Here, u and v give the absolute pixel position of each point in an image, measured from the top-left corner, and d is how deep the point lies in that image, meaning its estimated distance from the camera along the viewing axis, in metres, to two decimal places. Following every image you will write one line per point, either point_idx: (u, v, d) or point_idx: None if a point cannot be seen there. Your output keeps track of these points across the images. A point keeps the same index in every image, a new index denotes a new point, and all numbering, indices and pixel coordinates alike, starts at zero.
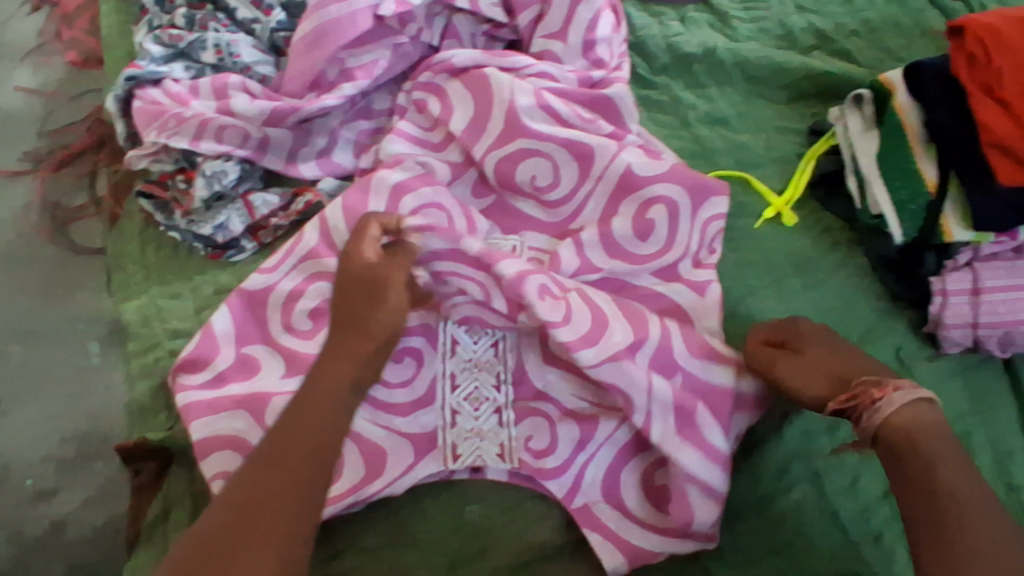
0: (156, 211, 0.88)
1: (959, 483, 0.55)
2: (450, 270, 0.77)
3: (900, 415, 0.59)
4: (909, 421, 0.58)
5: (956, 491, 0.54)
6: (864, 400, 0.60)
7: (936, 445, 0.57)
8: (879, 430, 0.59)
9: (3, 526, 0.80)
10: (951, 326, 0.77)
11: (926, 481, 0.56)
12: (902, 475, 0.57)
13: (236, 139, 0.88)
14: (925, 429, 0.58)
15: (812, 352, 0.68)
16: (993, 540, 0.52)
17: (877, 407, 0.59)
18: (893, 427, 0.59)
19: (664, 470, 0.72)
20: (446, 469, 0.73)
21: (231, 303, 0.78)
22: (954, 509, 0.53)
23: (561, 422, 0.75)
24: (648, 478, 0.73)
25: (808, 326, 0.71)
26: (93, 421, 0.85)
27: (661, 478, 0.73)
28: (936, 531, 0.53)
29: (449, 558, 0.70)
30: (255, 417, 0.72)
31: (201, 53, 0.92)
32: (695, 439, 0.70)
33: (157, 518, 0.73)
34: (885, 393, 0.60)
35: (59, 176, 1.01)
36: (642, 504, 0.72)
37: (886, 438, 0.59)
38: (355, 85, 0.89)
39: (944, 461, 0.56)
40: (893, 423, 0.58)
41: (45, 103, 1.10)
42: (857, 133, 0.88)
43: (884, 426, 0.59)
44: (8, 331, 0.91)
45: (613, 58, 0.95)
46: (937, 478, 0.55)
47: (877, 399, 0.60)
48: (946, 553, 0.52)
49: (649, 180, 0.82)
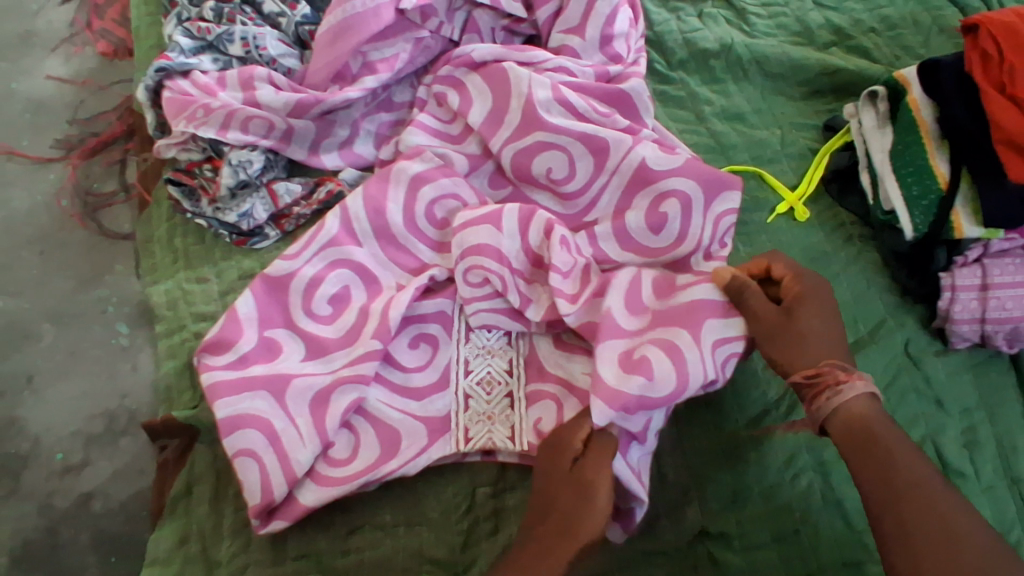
0: (184, 199, 0.91)
1: (916, 471, 0.55)
2: (475, 250, 0.80)
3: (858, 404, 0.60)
4: (863, 412, 0.60)
5: (912, 479, 0.55)
6: (829, 380, 0.62)
7: (891, 436, 0.58)
8: (836, 416, 0.61)
9: (35, 496, 0.84)
10: (960, 322, 0.78)
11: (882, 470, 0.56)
12: (862, 464, 0.58)
13: (262, 129, 0.90)
14: (875, 417, 0.60)
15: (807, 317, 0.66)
16: (949, 514, 0.52)
17: (839, 391, 0.61)
18: (850, 415, 0.60)
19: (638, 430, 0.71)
20: (458, 452, 0.75)
21: (255, 288, 0.80)
22: (910, 492, 0.54)
23: (566, 402, 0.76)
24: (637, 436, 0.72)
25: (806, 279, 0.69)
26: (120, 399, 0.89)
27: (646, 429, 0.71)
28: (895, 514, 0.54)
29: (462, 537, 0.72)
30: (277, 399, 0.74)
31: (228, 45, 0.95)
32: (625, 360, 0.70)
33: (181, 493, 0.76)
34: (850, 378, 0.61)
35: (91, 162, 1.06)
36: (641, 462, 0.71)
37: (847, 425, 0.60)
38: (377, 78, 0.92)
39: (901, 450, 0.57)
40: (851, 411, 0.60)
41: (76, 92, 1.13)
42: (872, 129, 0.89)
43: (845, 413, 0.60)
44: (40, 311, 0.94)
45: (630, 53, 0.97)
46: (896, 466, 0.56)
47: (841, 381, 0.61)
48: (903, 532, 0.52)
49: (664, 173, 0.83)
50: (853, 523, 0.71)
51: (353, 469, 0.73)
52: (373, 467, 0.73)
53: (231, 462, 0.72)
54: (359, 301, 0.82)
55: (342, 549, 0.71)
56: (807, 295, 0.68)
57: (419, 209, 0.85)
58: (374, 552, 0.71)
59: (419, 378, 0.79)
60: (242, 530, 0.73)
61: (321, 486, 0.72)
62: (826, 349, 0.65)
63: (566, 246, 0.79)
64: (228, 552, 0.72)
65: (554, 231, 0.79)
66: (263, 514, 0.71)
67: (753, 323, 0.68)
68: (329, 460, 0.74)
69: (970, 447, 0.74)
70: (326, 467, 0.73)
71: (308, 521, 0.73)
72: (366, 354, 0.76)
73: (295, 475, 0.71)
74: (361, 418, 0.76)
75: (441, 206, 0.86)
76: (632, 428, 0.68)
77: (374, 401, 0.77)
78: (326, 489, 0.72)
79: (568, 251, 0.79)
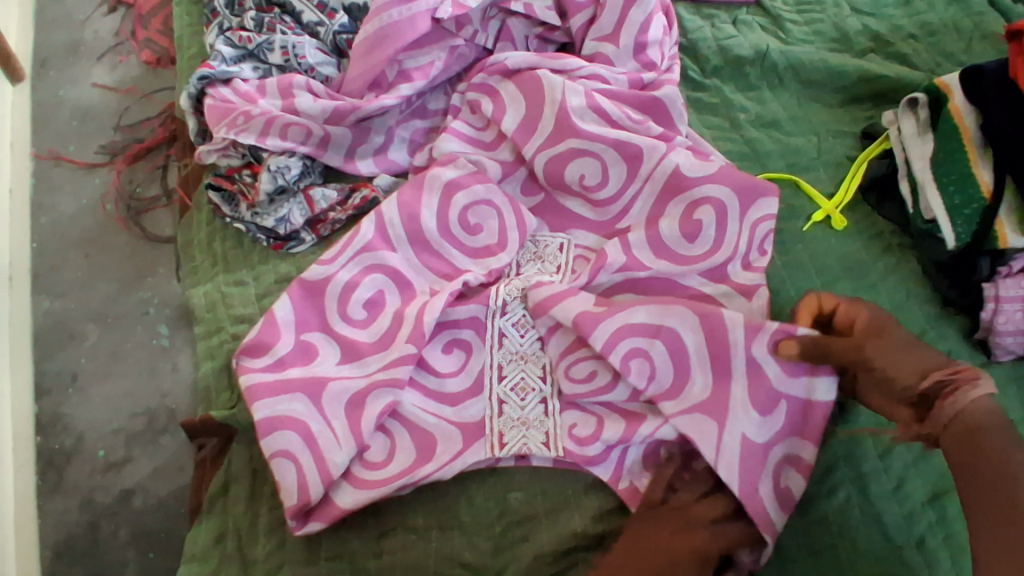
0: (223, 203, 0.93)
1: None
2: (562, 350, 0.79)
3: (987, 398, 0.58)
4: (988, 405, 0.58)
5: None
6: (962, 378, 0.59)
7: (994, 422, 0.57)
8: (964, 410, 0.58)
9: (78, 492, 0.86)
10: (1004, 333, 0.76)
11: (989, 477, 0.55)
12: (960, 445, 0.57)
13: (299, 136, 0.92)
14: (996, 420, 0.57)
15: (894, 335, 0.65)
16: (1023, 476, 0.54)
17: (975, 386, 0.58)
18: (971, 414, 0.58)
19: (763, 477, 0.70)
20: (492, 457, 0.75)
21: (292, 292, 0.82)
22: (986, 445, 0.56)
23: (609, 419, 0.75)
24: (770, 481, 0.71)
25: (869, 310, 0.67)
26: (160, 399, 0.91)
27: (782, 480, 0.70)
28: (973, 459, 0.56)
29: (493, 543, 0.72)
30: (313, 401, 0.75)
31: (268, 54, 0.97)
32: (776, 486, 0.70)
33: (218, 492, 0.77)
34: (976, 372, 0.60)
35: (134, 168, 1.09)
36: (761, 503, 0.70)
37: (966, 417, 0.58)
38: (412, 86, 0.93)
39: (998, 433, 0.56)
40: (976, 410, 0.58)
41: (121, 99, 1.17)
42: (912, 137, 0.87)
43: (973, 404, 0.58)
44: (86, 312, 0.97)
45: (664, 60, 0.96)
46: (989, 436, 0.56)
47: (975, 378, 0.59)
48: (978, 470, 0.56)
49: (698, 181, 0.83)
50: (892, 538, 0.70)
51: (388, 472, 0.74)
52: (409, 471, 0.74)
53: (269, 463, 0.73)
54: (393, 306, 0.83)
55: (375, 552, 0.72)
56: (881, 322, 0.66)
57: (452, 216, 0.86)
58: (406, 555, 0.72)
59: (453, 383, 0.79)
60: (277, 529, 0.74)
61: (357, 489, 0.73)
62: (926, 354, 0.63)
63: (639, 353, 0.75)
64: (264, 551, 0.73)
65: (618, 348, 0.75)
66: (301, 515, 0.72)
67: (846, 353, 0.66)
68: (365, 463, 0.75)
69: None
70: (361, 469, 0.74)
71: (343, 523, 0.74)
72: (402, 359, 0.77)
73: (331, 476, 0.72)
74: (395, 421, 0.77)
75: (474, 213, 0.87)
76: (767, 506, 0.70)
77: (409, 405, 0.77)
78: (362, 491, 0.73)
79: (641, 359, 0.75)
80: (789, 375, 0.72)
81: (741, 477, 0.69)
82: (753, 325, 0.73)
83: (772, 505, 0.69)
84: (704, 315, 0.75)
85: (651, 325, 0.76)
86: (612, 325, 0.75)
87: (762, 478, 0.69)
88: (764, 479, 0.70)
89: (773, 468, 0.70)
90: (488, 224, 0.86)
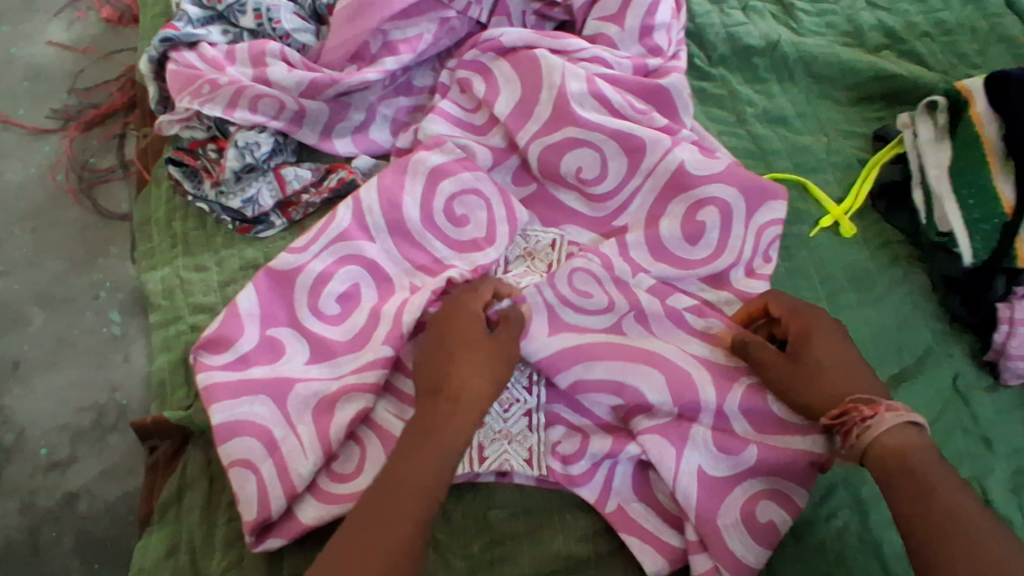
0: (186, 180, 0.85)
1: (986, 525, 0.50)
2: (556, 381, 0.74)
3: (888, 437, 0.56)
4: (902, 445, 0.56)
5: (987, 532, 0.49)
6: (854, 419, 0.58)
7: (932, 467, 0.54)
8: (867, 451, 0.57)
9: (16, 493, 0.78)
10: (1015, 357, 0.72)
11: (943, 508, 0.51)
12: (909, 492, 0.53)
13: (271, 109, 0.84)
14: (914, 445, 0.56)
15: (811, 355, 0.63)
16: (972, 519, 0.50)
17: (867, 427, 0.57)
18: (878, 450, 0.56)
19: (766, 505, 0.66)
20: (471, 471, 0.69)
21: (258, 281, 0.75)
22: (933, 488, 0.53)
23: (595, 435, 0.70)
24: (751, 514, 0.66)
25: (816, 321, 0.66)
26: (111, 393, 0.83)
27: (765, 514, 0.66)
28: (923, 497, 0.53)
29: (469, 564, 0.67)
30: (278, 404, 0.69)
31: (239, 16, 0.89)
32: (750, 520, 0.66)
33: (172, 498, 0.71)
34: (877, 411, 0.57)
35: (89, 136, 1.00)
36: (745, 544, 0.65)
37: (878, 456, 0.56)
38: (398, 60, 0.85)
39: (943, 479, 0.53)
40: (883, 443, 0.56)
41: (77, 59, 1.07)
42: (928, 143, 0.82)
43: (874, 445, 0.56)
44: (31, 293, 0.89)
45: (671, 45, 0.90)
46: (939, 491, 0.52)
47: (868, 417, 0.57)
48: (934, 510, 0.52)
49: (704, 179, 0.78)
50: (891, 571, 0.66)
51: (357, 486, 0.68)
52: None
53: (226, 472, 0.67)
54: (369, 302, 0.76)
55: None
56: (810, 330, 0.65)
57: (437, 205, 0.80)
58: None
59: None
60: (235, 543, 0.68)
61: (323, 503, 0.67)
62: (840, 381, 0.62)
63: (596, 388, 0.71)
64: (219, 567, 0.67)
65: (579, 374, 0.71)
66: (258, 530, 0.66)
67: (758, 360, 0.66)
68: (332, 475, 0.69)
69: (1019, 493, 0.69)
70: (328, 482, 0.68)
71: (306, 539, 0.68)
72: (375, 361, 0.71)
73: (295, 489, 0.66)
74: (366, 428, 0.71)
75: (461, 203, 0.80)
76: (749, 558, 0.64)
77: (383, 411, 0.71)
78: (329, 506, 0.67)
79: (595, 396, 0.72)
80: (759, 430, 0.69)
81: (704, 509, 0.66)
82: (723, 384, 0.69)
83: (738, 540, 0.65)
84: (664, 367, 0.70)
85: (612, 385, 0.70)
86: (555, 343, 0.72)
87: (723, 507, 0.66)
88: (728, 508, 0.66)
89: (745, 504, 0.66)
90: (475, 215, 0.80)
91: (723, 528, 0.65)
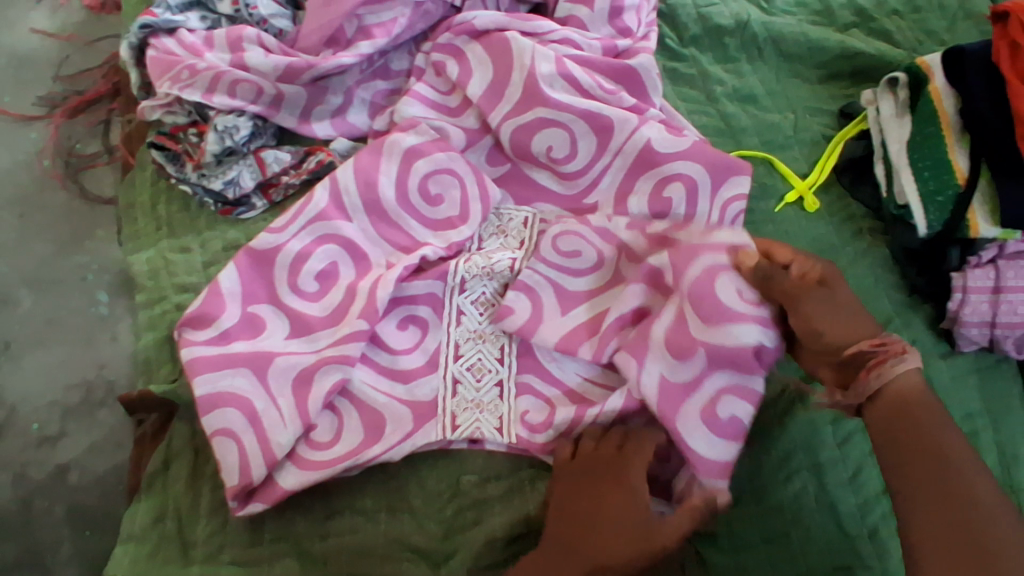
0: (168, 163, 0.87)
1: (974, 478, 0.53)
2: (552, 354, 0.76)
3: (905, 378, 0.59)
4: (909, 387, 0.59)
5: (973, 484, 0.53)
6: (890, 351, 0.60)
7: (930, 416, 0.58)
8: (888, 384, 0.59)
9: (9, 466, 0.82)
10: (968, 325, 0.75)
11: (934, 448, 0.56)
12: (904, 430, 0.57)
13: (249, 94, 0.86)
14: (917, 389, 0.59)
15: (840, 294, 0.64)
16: (962, 469, 0.54)
17: (903, 358, 0.59)
18: (894, 389, 0.59)
19: (726, 403, 0.67)
20: (445, 439, 0.73)
21: (238, 261, 0.77)
22: (928, 429, 0.57)
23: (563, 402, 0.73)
24: (711, 413, 0.67)
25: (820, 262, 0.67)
26: (98, 370, 0.86)
27: (725, 412, 0.67)
28: (914, 436, 0.56)
29: (443, 526, 0.70)
30: (258, 376, 0.72)
31: (217, 3, 0.91)
32: (711, 420, 0.67)
33: (158, 470, 0.74)
34: (905, 350, 0.60)
35: (74, 122, 1.02)
36: (710, 443, 0.66)
37: (890, 396, 0.59)
38: (373, 44, 0.87)
39: (941, 426, 0.57)
40: (900, 382, 0.59)
41: (60, 47, 1.09)
42: (889, 118, 0.85)
43: (892, 386, 0.59)
44: (20, 276, 0.91)
45: (640, 27, 0.92)
46: (938, 438, 0.56)
47: (901, 354, 0.60)
48: (925, 451, 0.55)
49: (670, 157, 0.80)
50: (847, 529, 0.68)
51: (334, 454, 0.71)
52: (356, 452, 0.71)
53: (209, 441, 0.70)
54: (347, 279, 0.78)
55: (320, 535, 0.70)
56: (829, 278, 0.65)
57: (412, 184, 0.82)
58: (354, 538, 0.69)
59: (409, 361, 0.76)
60: (219, 511, 0.71)
61: (302, 470, 0.70)
62: (860, 321, 0.63)
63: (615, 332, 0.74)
64: (204, 533, 0.70)
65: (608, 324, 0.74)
66: (242, 496, 0.69)
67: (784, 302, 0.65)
68: (311, 443, 0.72)
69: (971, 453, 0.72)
70: (306, 449, 0.71)
71: (287, 504, 0.71)
72: (353, 335, 0.73)
73: (275, 457, 0.69)
74: (343, 399, 0.74)
75: (435, 182, 0.82)
76: (716, 457, 0.66)
77: (360, 382, 0.74)
78: (308, 472, 0.70)
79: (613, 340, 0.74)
80: (707, 325, 0.68)
81: (664, 413, 0.68)
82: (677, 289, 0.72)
83: (699, 439, 0.66)
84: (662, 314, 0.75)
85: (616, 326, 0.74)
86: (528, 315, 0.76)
87: (681, 410, 0.68)
88: (688, 411, 0.67)
89: (704, 403, 0.68)
90: (449, 194, 0.82)
91: (684, 431, 0.67)
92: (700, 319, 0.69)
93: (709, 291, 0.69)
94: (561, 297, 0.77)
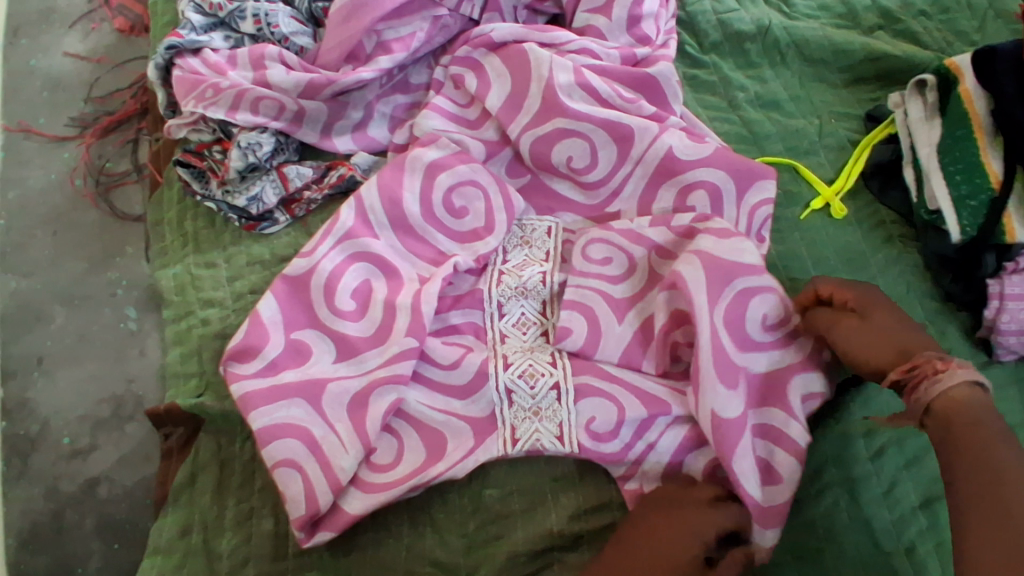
0: (193, 180, 0.89)
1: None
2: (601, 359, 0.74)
3: (950, 391, 0.53)
4: (958, 400, 0.53)
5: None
6: (924, 371, 0.55)
7: (982, 429, 0.51)
8: (930, 404, 0.54)
9: (40, 480, 0.83)
10: (1007, 333, 0.72)
11: (979, 459, 0.50)
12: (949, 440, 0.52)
13: (272, 111, 0.88)
14: (975, 408, 0.52)
15: (878, 319, 0.63)
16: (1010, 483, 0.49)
17: (937, 379, 0.54)
18: (941, 402, 0.53)
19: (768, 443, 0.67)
20: (505, 453, 0.71)
21: (276, 289, 0.78)
22: (976, 438, 0.51)
23: (629, 402, 0.70)
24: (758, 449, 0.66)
25: (861, 291, 0.66)
26: (127, 384, 0.88)
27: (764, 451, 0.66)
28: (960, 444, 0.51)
29: (466, 541, 0.69)
30: (313, 406, 0.72)
31: (240, 23, 0.93)
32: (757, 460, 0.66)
33: (184, 483, 0.74)
34: (948, 366, 0.54)
35: (104, 142, 1.05)
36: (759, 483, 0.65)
37: (938, 411, 0.53)
38: (392, 59, 0.88)
39: (994, 439, 0.51)
40: (947, 397, 0.53)
41: (92, 69, 1.12)
42: (918, 121, 0.83)
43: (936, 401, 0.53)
44: (53, 292, 0.94)
45: (660, 35, 0.91)
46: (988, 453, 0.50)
47: (940, 370, 0.54)
48: (970, 459, 0.51)
49: (692, 164, 0.79)
50: (882, 546, 0.65)
51: (395, 475, 0.70)
52: (420, 471, 0.70)
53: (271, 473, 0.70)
54: (381, 294, 0.78)
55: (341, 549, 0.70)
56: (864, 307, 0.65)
57: (436, 198, 0.82)
58: (375, 553, 0.69)
59: (455, 376, 0.74)
60: (243, 523, 0.71)
61: (366, 493, 0.70)
62: (905, 344, 0.60)
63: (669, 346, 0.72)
64: (229, 546, 0.70)
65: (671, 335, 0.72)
66: (307, 526, 0.68)
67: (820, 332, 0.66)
68: (372, 466, 0.71)
69: None
70: (369, 473, 0.71)
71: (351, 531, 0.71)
72: (404, 352, 0.73)
73: (340, 482, 0.69)
74: (399, 420, 0.73)
75: (459, 195, 0.83)
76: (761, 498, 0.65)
77: (414, 402, 0.73)
78: (374, 495, 0.69)
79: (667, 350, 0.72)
80: (742, 349, 0.68)
81: (720, 449, 0.65)
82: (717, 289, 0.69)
83: (751, 479, 0.65)
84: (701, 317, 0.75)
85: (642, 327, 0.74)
86: (582, 331, 0.74)
87: (738, 440, 0.65)
88: (741, 451, 0.65)
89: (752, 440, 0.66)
90: (474, 206, 0.82)
91: (737, 466, 0.65)
92: (734, 341, 0.68)
93: (740, 316, 0.69)
94: (612, 304, 0.75)
